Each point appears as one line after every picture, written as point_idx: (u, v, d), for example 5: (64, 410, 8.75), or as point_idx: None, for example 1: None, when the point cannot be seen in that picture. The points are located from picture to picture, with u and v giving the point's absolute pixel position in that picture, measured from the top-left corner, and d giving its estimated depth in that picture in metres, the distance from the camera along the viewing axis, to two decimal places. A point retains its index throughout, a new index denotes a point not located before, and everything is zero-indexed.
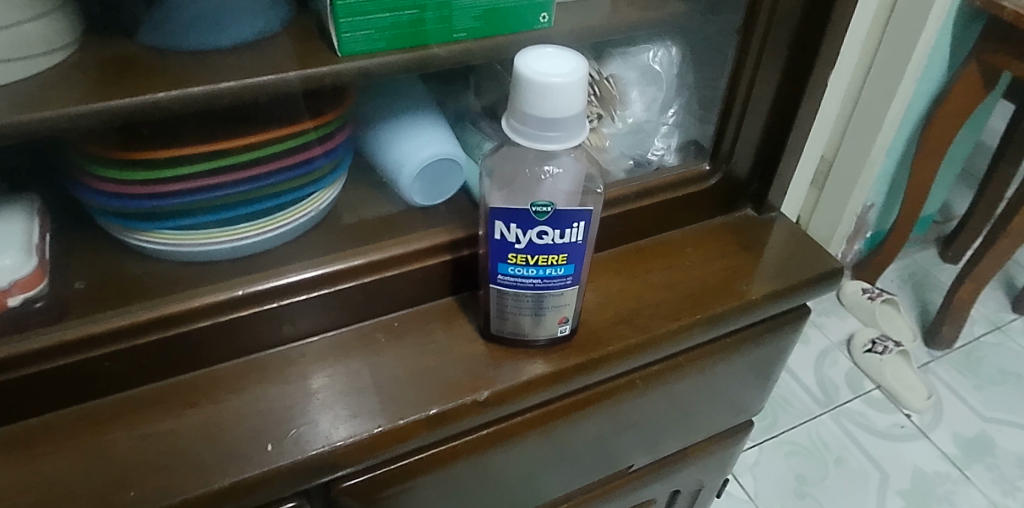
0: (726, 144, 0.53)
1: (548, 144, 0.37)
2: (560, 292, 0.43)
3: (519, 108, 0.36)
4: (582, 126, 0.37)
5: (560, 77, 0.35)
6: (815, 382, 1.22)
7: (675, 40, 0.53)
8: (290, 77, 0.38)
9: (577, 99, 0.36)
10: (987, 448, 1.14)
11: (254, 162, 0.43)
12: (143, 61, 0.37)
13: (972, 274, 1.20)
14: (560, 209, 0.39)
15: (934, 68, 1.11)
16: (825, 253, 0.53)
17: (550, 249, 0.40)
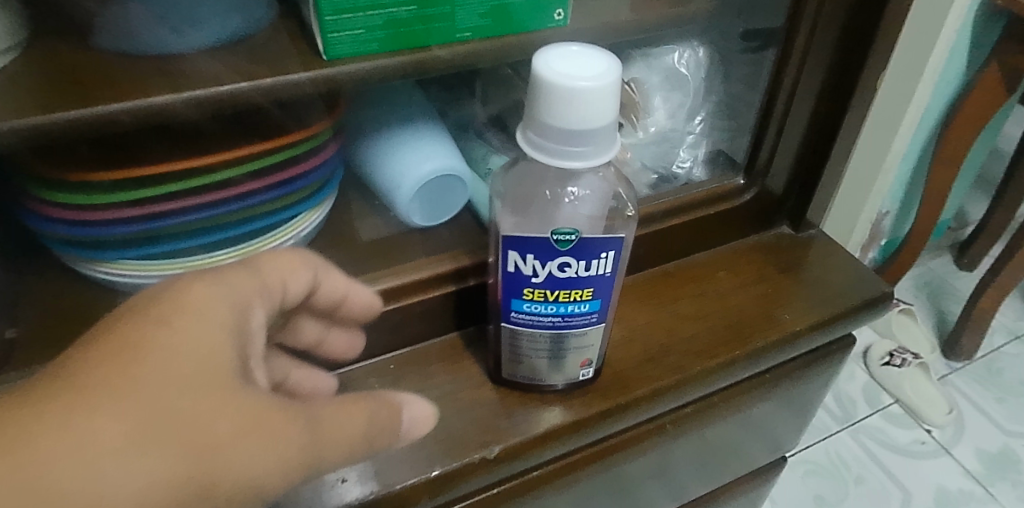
0: (764, 153, 0.49)
1: (571, 162, 0.32)
2: (584, 331, 0.39)
3: (538, 118, 0.31)
4: (611, 140, 0.32)
5: (589, 82, 0.30)
6: (832, 397, 1.17)
7: (704, 41, 0.50)
8: (266, 85, 0.33)
9: (607, 108, 0.31)
10: (1013, 463, 1.08)
11: (230, 182, 0.37)
12: (97, 66, 0.32)
13: (994, 282, 1.15)
14: (585, 238, 0.35)
15: (954, 68, 1.06)
16: (872, 276, 0.50)
17: (573, 284, 0.37)
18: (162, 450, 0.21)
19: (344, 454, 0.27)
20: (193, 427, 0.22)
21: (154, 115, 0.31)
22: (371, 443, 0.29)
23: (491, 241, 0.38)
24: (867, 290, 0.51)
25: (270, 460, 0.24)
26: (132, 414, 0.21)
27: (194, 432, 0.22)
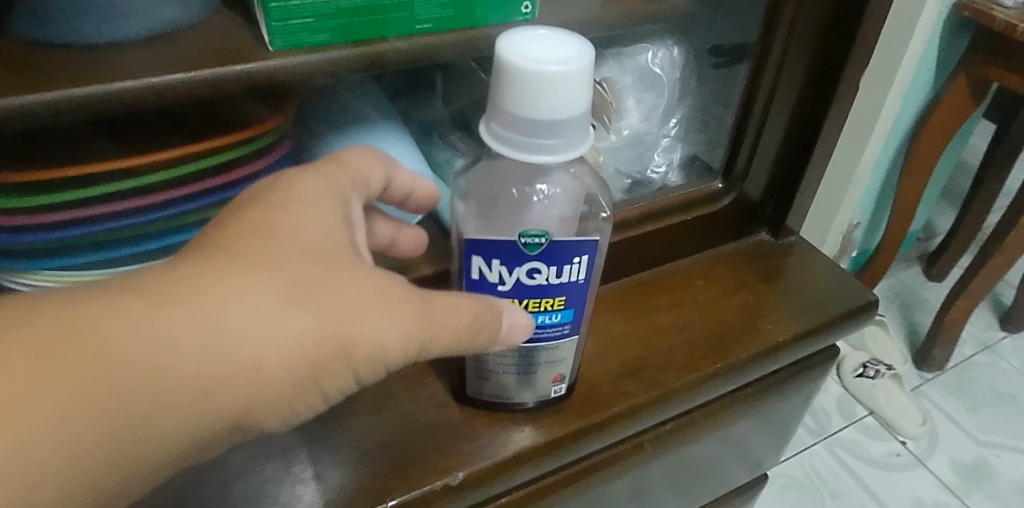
0: (741, 159, 0.48)
1: (538, 156, 0.29)
2: (555, 343, 0.38)
3: (501, 108, 0.29)
4: (583, 133, 0.30)
5: (557, 66, 0.28)
6: (806, 410, 1.16)
7: (678, 40, 0.48)
8: (203, 77, 0.30)
9: (578, 96, 0.29)
10: (987, 474, 1.08)
11: (167, 184, 0.34)
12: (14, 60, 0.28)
13: (965, 293, 1.16)
14: (556, 241, 0.33)
15: (923, 80, 1.07)
16: (856, 283, 0.49)
17: (544, 292, 0.35)
18: (301, 307, 0.25)
19: (452, 338, 0.30)
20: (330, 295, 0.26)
21: (72, 109, 0.28)
22: (474, 341, 0.31)
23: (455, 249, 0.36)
24: (850, 298, 0.49)
25: (395, 328, 0.28)
26: (273, 275, 0.25)
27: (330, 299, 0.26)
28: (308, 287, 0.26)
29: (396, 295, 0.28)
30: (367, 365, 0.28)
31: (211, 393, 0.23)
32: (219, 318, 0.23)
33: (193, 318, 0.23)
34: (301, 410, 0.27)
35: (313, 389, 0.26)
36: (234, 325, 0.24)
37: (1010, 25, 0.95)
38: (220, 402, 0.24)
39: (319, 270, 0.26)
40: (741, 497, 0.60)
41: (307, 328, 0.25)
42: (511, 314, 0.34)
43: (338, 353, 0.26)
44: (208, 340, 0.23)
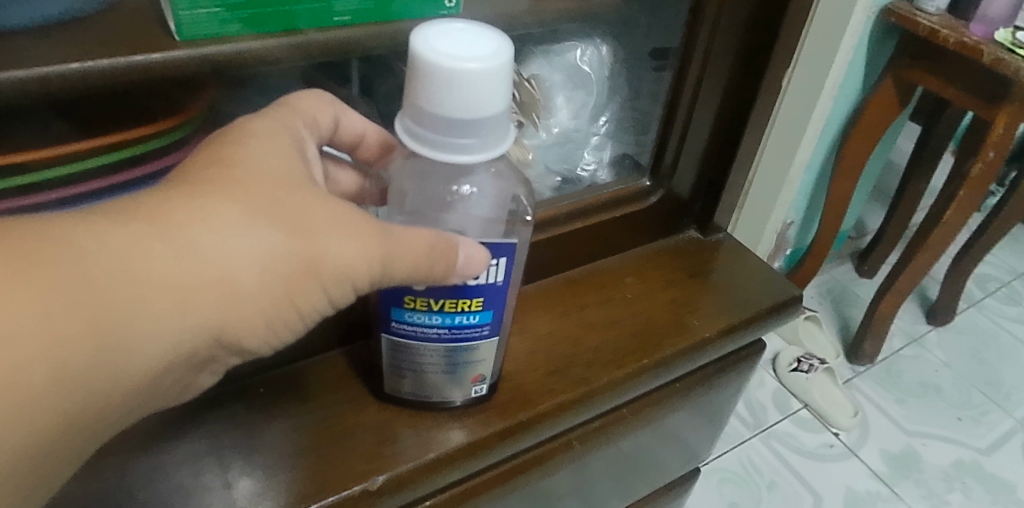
0: (668, 158, 0.49)
1: (457, 155, 0.29)
2: (472, 344, 0.38)
3: (418, 106, 0.29)
4: (503, 131, 0.30)
5: (473, 65, 0.27)
6: (744, 404, 1.19)
7: (607, 39, 0.47)
8: (104, 66, 0.28)
9: (496, 95, 0.29)
10: (914, 462, 1.13)
11: (63, 181, 0.32)
12: None
13: (893, 288, 1.21)
14: (475, 242, 0.33)
15: (851, 83, 1.12)
16: (781, 280, 0.50)
17: (459, 295, 0.35)
18: (266, 224, 0.26)
19: (413, 263, 0.30)
20: (295, 215, 0.27)
21: None
22: (431, 270, 0.31)
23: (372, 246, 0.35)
24: (776, 294, 0.51)
25: (362, 247, 0.28)
26: (232, 199, 0.25)
27: (297, 219, 0.27)
28: (274, 206, 0.26)
29: (361, 217, 0.29)
30: (334, 286, 0.28)
31: (190, 309, 0.24)
32: (192, 234, 0.24)
33: (166, 236, 0.23)
34: (274, 330, 0.28)
35: (283, 307, 0.27)
36: (207, 240, 0.24)
37: (933, 31, 0.99)
38: (196, 316, 0.24)
39: (281, 192, 0.27)
40: (675, 491, 0.61)
41: (275, 245, 0.26)
42: (466, 247, 0.32)
43: (309, 272, 0.27)
44: (182, 255, 0.23)
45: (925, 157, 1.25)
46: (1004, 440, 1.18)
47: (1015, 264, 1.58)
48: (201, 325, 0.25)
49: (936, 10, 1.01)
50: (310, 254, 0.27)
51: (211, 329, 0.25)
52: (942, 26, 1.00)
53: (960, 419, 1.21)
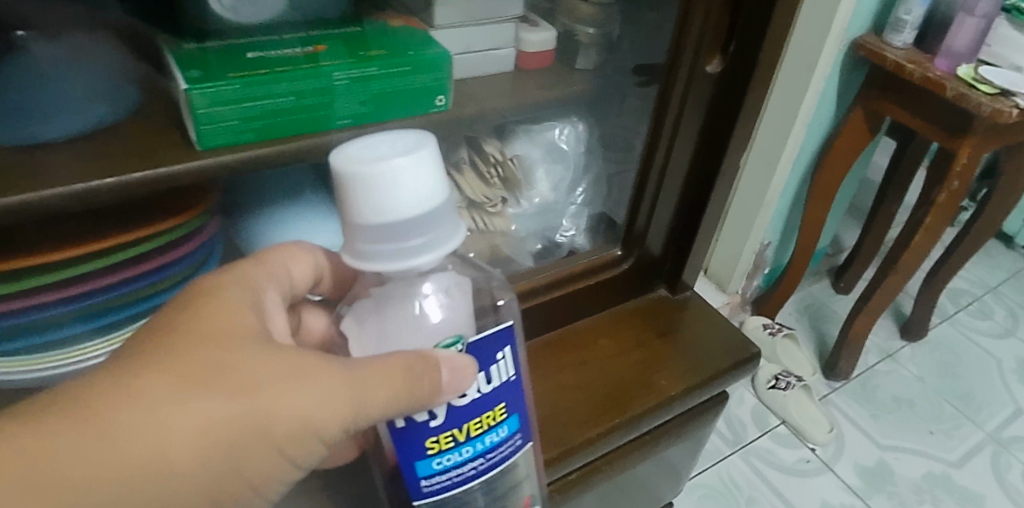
0: (640, 223, 0.64)
1: (415, 255, 0.32)
2: (511, 460, 0.40)
3: (364, 223, 0.32)
4: (447, 221, 0.34)
5: (407, 166, 0.31)
6: (724, 421, 1.24)
7: (578, 122, 0.68)
8: (131, 180, 0.34)
9: (434, 188, 0.32)
10: (887, 476, 1.17)
11: (115, 266, 0.42)
12: None
13: (865, 308, 1.26)
14: (472, 341, 0.36)
15: (824, 113, 1.16)
16: (738, 335, 0.63)
17: (485, 404, 0.37)
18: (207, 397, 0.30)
19: (387, 406, 0.33)
20: (250, 384, 0.31)
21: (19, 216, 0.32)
22: (415, 391, 0.32)
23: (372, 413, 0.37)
24: (734, 348, 0.64)
25: (320, 401, 0.32)
26: (180, 373, 0.30)
27: (238, 389, 0.31)
28: (231, 377, 0.31)
29: (320, 372, 0.32)
30: (306, 438, 0.33)
31: (165, 479, 0.29)
32: (158, 417, 0.29)
33: (119, 423, 0.28)
34: (262, 477, 0.33)
35: (258, 463, 0.32)
36: (168, 421, 0.29)
37: (898, 65, 1.02)
38: (174, 482, 0.30)
39: (241, 360, 0.32)
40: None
41: (232, 415, 0.30)
42: (451, 365, 0.34)
43: (271, 431, 0.31)
44: (149, 437, 0.29)
45: (896, 180, 1.30)
46: (974, 452, 1.23)
47: (987, 278, 1.62)
48: (181, 487, 0.30)
49: (904, 44, 1.03)
50: (266, 417, 0.31)
51: (193, 488, 0.30)
52: (908, 60, 1.02)
53: (932, 432, 1.25)
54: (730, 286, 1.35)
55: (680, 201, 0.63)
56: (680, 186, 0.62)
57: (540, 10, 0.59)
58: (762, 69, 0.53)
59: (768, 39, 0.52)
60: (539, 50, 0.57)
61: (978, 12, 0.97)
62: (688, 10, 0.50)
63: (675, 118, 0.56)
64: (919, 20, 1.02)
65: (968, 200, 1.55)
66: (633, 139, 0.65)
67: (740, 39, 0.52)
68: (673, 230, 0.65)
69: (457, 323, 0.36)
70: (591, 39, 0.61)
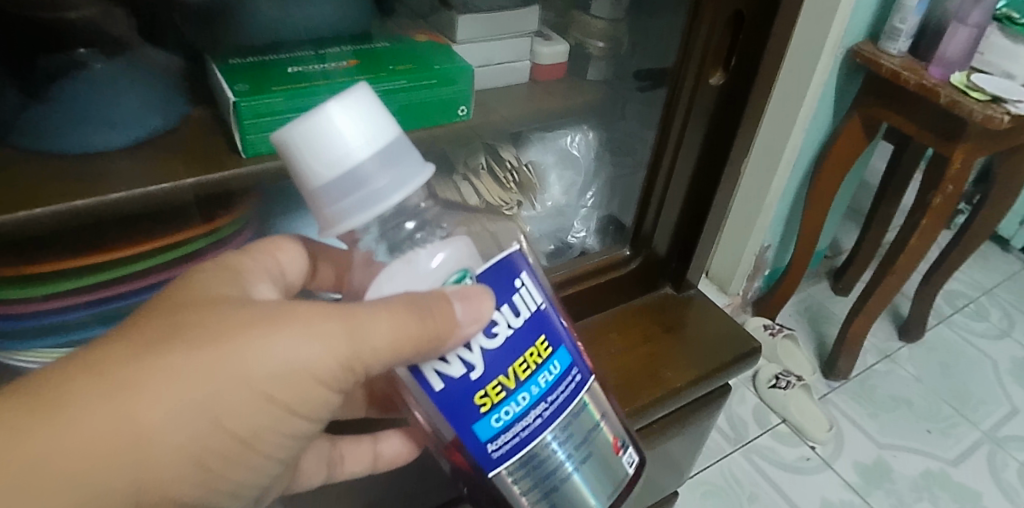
0: (647, 224, 0.67)
1: (388, 196, 0.29)
2: (576, 400, 0.35)
3: (322, 182, 0.29)
4: (415, 160, 0.31)
5: (342, 104, 0.28)
6: (725, 420, 1.26)
7: (586, 130, 0.74)
8: (186, 185, 0.41)
9: (383, 123, 0.29)
10: (886, 474, 1.20)
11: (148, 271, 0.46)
12: (35, 169, 0.38)
13: (864, 309, 1.29)
14: (481, 272, 0.32)
15: (822, 120, 1.19)
16: (741, 334, 0.66)
17: (522, 339, 0.33)
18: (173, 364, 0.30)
19: (387, 351, 0.31)
20: (226, 346, 0.30)
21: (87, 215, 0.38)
22: (410, 331, 0.30)
23: (405, 378, 0.33)
24: (737, 345, 0.66)
25: (304, 348, 0.31)
26: (146, 346, 0.30)
27: (206, 350, 0.30)
28: (204, 346, 0.30)
29: (300, 323, 0.32)
30: (302, 390, 0.32)
31: (157, 452, 0.30)
32: (129, 397, 0.29)
33: (88, 402, 0.29)
34: (270, 434, 0.33)
35: (251, 416, 0.32)
36: (145, 400, 0.29)
37: (894, 72, 1.05)
38: (167, 455, 0.30)
39: (212, 325, 0.31)
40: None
41: (212, 381, 0.30)
42: (464, 301, 0.30)
43: (257, 385, 0.31)
44: (124, 419, 0.29)
45: (892, 184, 1.33)
46: (971, 451, 1.25)
47: (983, 280, 1.65)
48: (177, 457, 0.30)
49: (899, 52, 1.06)
50: (250, 375, 0.31)
51: (191, 457, 0.31)
52: (904, 68, 1.05)
53: (930, 431, 1.28)
54: (731, 288, 1.38)
55: (683, 203, 0.66)
56: (683, 189, 0.65)
57: (551, 24, 0.65)
58: (761, 80, 0.56)
59: (767, 52, 0.55)
60: (553, 62, 0.64)
61: (971, 21, 1.00)
62: (693, 25, 0.53)
63: (680, 126, 0.59)
64: (914, 29, 1.04)
65: (963, 203, 1.57)
66: (638, 144, 0.68)
67: (741, 53, 0.55)
68: (678, 232, 0.68)
69: (467, 255, 0.32)
70: (601, 53, 0.67)
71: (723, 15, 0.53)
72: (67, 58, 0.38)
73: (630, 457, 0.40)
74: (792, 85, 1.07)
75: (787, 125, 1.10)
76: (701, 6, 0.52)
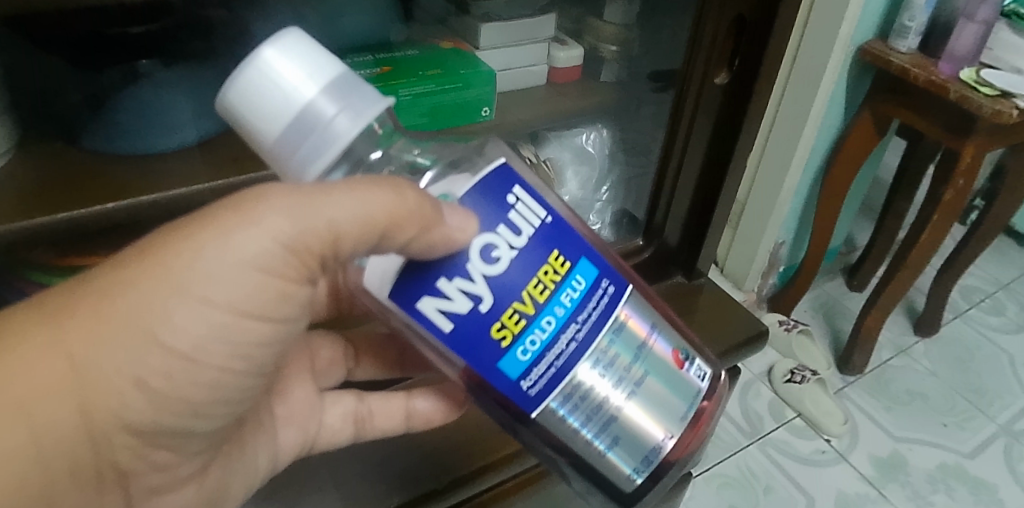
0: (659, 216, 0.70)
1: (339, 135, 0.29)
2: (612, 313, 0.35)
3: (274, 133, 0.29)
4: (370, 92, 0.30)
5: (275, 52, 0.29)
6: (741, 414, 1.28)
7: (602, 127, 0.79)
8: (214, 188, 0.48)
9: (322, 61, 0.29)
10: (900, 466, 1.21)
11: None
12: (99, 167, 0.47)
13: (878, 303, 1.30)
14: (467, 191, 0.32)
15: (833, 117, 1.21)
16: (753, 319, 0.71)
17: (530, 260, 0.33)
18: (104, 287, 0.30)
19: (352, 229, 0.30)
20: (150, 257, 0.30)
21: (141, 212, 0.46)
22: (370, 215, 0.29)
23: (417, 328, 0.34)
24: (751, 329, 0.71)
25: (238, 239, 0.30)
26: (82, 280, 0.30)
27: (134, 269, 0.30)
28: (128, 262, 0.30)
29: (232, 215, 0.30)
30: (247, 289, 0.31)
31: (97, 377, 0.30)
32: (58, 326, 0.29)
33: (31, 336, 0.29)
34: (227, 347, 0.32)
35: (199, 325, 0.30)
36: (83, 326, 0.29)
37: (903, 68, 1.06)
38: (111, 380, 0.30)
39: (139, 246, 0.31)
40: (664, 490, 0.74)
41: (139, 297, 0.30)
42: (453, 215, 0.31)
43: (199, 296, 0.30)
44: (55, 350, 0.29)
45: (905, 179, 1.34)
46: (986, 444, 1.26)
47: (999, 275, 1.65)
48: (120, 380, 0.31)
49: (908, 49, 1.08)
50: (179, 280, 0.30)
51: (137, 380, 0.31)
52: (913, 64, 1.06)
53: (945, 424, 1.29)
54: (745, 284, 1.40)
55: (693, 196, 0.69)
56: (693, 183, 0.68)
57: (566, 29, 0.73)
58: (764, 79, 0.59)
59: (770, 52, 0.58)
60: (569, 66, 0.72)
61: (978, 18, 1.00)
62: (699, 28, 0.56)
63: (688, 122, 0.62)
64: (923, 25, 1.06)
65: (977, 198, 1.58)
66: (650, 142, 0.71)
67: (744, 55, 0.58)
68: (688, 223, 0.71)
69: (456, 181, 0.33)
70: (614, 55, 0.73)
71: (728, 18, 0.56)
72: (126, 70, 0.50)
73: (698, 369, 0.40)
74: (803, 83, 1.09)
75: (798, 123, 1.13)
76: (707, 10, 0.55)
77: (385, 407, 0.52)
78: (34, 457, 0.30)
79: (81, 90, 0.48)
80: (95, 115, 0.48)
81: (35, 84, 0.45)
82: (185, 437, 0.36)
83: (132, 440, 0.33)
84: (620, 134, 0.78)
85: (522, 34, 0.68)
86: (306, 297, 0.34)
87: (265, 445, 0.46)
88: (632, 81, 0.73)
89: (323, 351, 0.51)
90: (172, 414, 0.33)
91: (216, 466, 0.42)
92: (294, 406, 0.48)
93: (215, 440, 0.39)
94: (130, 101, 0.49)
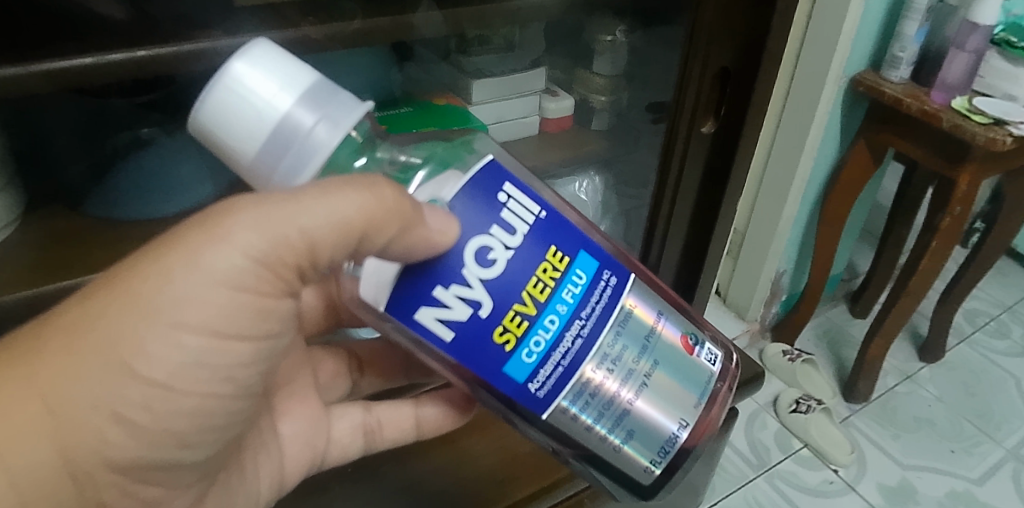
0: (653, 257, 0.72)
1: (317, 148, 0.31)
2: (616, 304, 0.36)
3: (250, 149, 0.31)
4: (347, 99, 0.32)
5: (245, 70, 0.30)
6: (748, 445, 1.27)
7: (595, 171, 0.79)
8: None
9: (295, 74, 0.31)
10: (911, 495, 1.19)
11: None
12: (97, 229, 0.53)
13: (880, 332, 1.29)
14: (456, 195, 0.33)
15: (829, 148, 1.21)
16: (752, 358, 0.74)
17: (528, 258, 0.33)
18: (78, 321, 0.32)
19: (332, 236, 0.32)
20: (117, 289, 0.32)
21: None
22: (348, 220, 0.31)
23: (417, 340, 0.34)
24: (749, 368, 0.74)
25: (209, 258, 0.32)
26: (59, 318, 0.33)
27: (104, 300, 0.32)
28: (96, 296, 0.32)
29: (202, 236, 0.32)
30: (223, 308, 0.33)
31: (72, 418, 0.32)
32: (31, 371, 0.32)
33: (12, 379, 0.32)
34: (208, 370, 0.34)
35: (168, 349, 0.32)
36: (58, 365, 0.32)
37: (897, 98, 1.07)
38: (90, 418, 0.33)
39: (112, 274, 0.33)
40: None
41: (115, 329, 0.32)
42: (435, 217, 0.32)
43: (169, 322, 0.32)
44: (29, 394, 0.32)
45: (904, 205, 1.35)
46: (995, 469, 1.25)
47: (1003, 297, 1.65)
48: (99, 416, 0.33)
49: (901, 79, 1.08)
50: (149, 308, 0.32)
51: (115, 415, 0.33)
52: (906, 94, 1.07)
53: (953, 450, 1.27)
54: (748, 314, 1.40)
55: (688, 231, 0.71)
56: (686, 222, 0.70)
57: (557, 79, 0.76)
58: (751, 125, 0.61)
59: (753, 101, 0.60)
60: (560, 115, 0.76)
61: (968, 46, 1.00)
62: (684, 84, 0.58)
63: (678, 166, 0.64)
64: (914, 56, 1.06)
65: (977, 222, 1.58)
66: (644, 180, 0.72)
67: (730, 104, 0.61)
68: (681, 264, 0.74)
69: (445, 184, 0.34)
70: (604, 105, 0.76)
71: (711, 69, 0.57)
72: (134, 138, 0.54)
73: (709, 352, 0.40)
74: (797, 114, 1.11)
75: (794, 153, 1.14)
76: (691, 61, 0.57)
77: (393, 416, 0.54)
78: (17, 501, 0.32)
79: (84, 160, 0.53)
80: (100, 183, 0.54)
81: (42, 161, 0.51)
82: (171, 471, 0.37)
83: (117, 477, 0.35)
84: (615, 174, 0.79)
85: (511, 88, 0.71)
86: (288, 311, 0.37)
87: (267, 468, 0.47)
88: (626, 122, 0.75)
89: (325, 365, 0.53)
90: (158, 446, 0.35)
91: (215, 497, 0.44)
92: (301, 426, 0.49)
93: (208, 470, 0.41)
94: (132, 167, 0.54)
